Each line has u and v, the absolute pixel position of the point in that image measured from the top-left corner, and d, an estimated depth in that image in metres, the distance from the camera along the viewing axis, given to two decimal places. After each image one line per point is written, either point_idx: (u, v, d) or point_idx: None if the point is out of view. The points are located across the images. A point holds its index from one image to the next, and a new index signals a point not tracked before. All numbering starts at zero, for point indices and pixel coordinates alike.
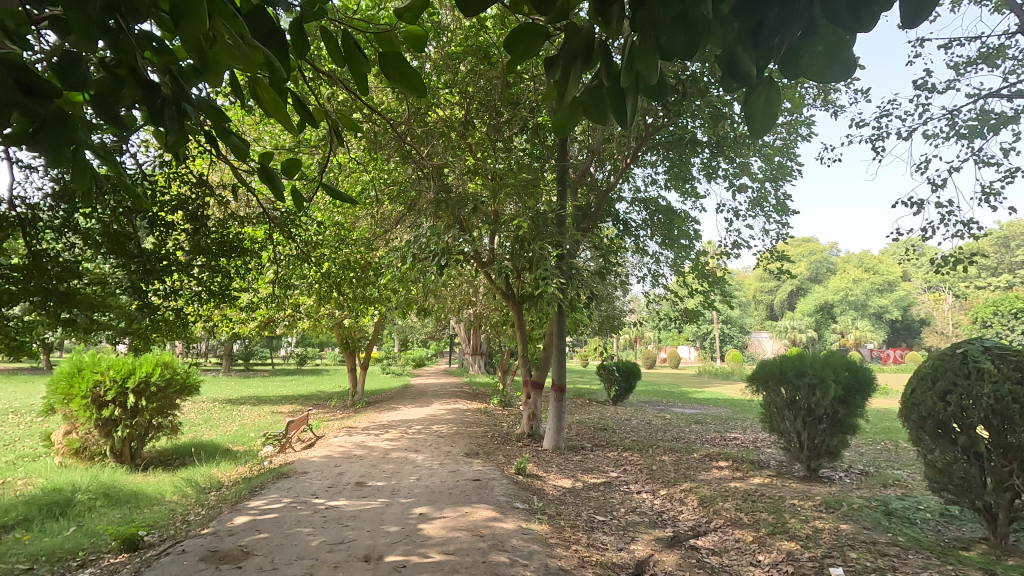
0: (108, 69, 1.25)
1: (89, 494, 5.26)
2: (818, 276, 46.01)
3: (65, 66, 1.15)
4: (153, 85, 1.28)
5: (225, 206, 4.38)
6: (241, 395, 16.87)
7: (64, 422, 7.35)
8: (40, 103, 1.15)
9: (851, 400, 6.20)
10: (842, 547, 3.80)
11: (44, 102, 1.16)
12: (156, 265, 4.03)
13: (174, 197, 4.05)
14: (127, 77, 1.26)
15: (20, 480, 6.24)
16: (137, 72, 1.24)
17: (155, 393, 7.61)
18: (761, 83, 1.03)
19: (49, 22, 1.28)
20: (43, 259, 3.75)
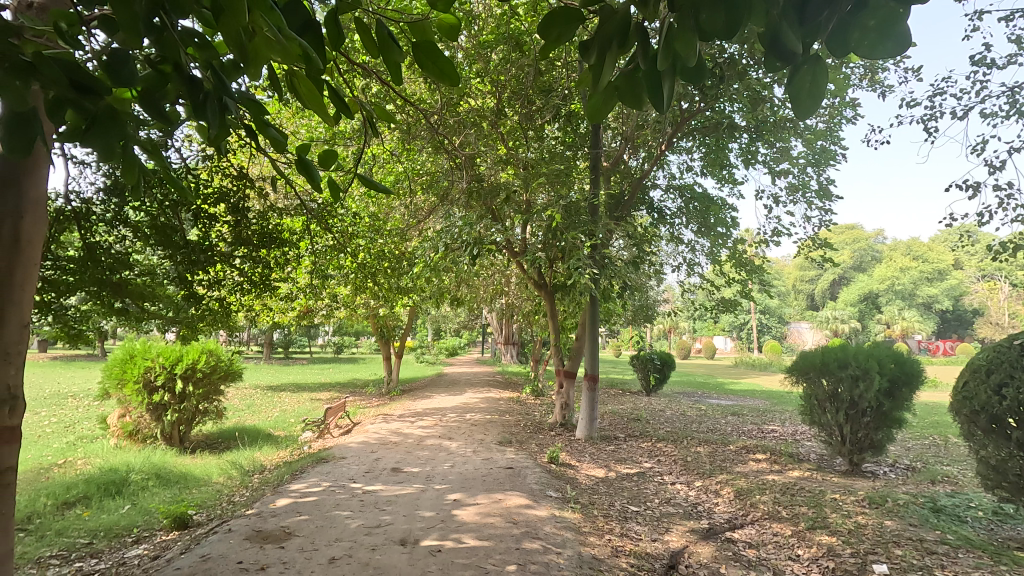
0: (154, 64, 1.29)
1: (142, 474, 5.53)
2: (863, 265, 44.28)
3: (115, 63, 1.20)
4: (197, 80, 1.32)
5: (266, 198, 4.47)
6: (281, 382, 17.41)
7: (119, 406, 7.74)
8: (91, 100, 1.21)
9: (897, 393, 5.96)
10: (887, 544, 3.68)
11: (95, 99, 1.22)
12: (200, 257, 4.17)
13: (216, 190, 4.17)
14: (172, 74, 1.30)
15: (80, 460, 6.61)
16: (181, 68, 1.29)
17: (201, 379, 7.92)
18: (807, 61, 0.99)
19: (99, 22, 1.33)
20: (97, 251, 3.98)
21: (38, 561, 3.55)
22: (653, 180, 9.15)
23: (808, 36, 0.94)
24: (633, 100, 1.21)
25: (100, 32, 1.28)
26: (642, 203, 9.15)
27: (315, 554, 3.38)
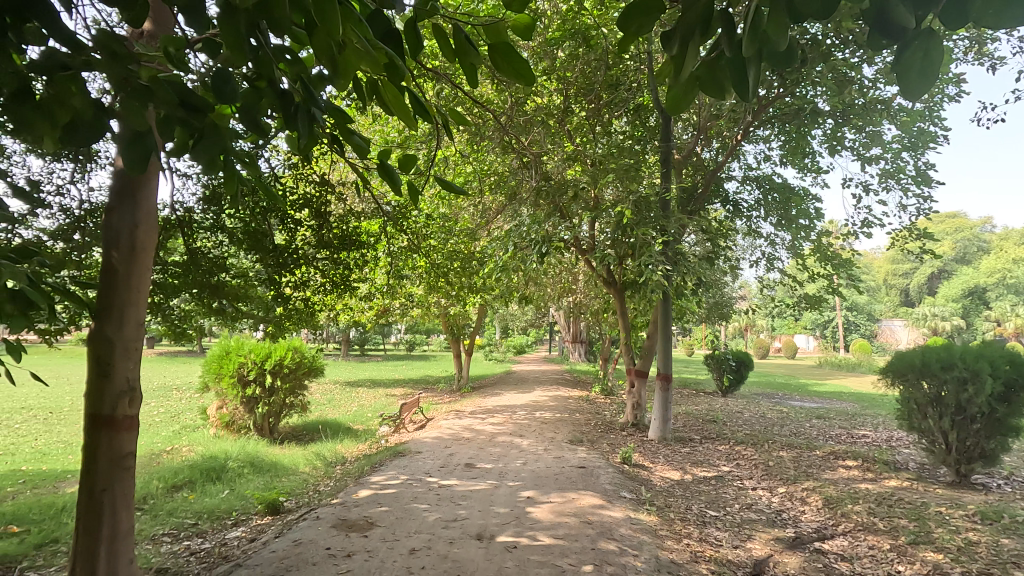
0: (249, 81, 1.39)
1: (238, 461, 5.97)
2: (968, 256, 40.31)
3: (217, 83, 1.29)
4: (287, 93, 1.41)
5: (345, 202, 4.69)
6: (358, 378, 18.23)
7: (217, 398, 8.40)
8: (196, 117, 1.34)
9: (1013, 398, 5.38)
10: (1004, 565, 3.34)
11: (200, 116, 1.35)
12: (287, 260, 4.45)
13: (300, 196, 4.42)
14: (265, 88, 1.40)
15: (185, 447, 7.24)
16: (274, 82, 1.38)
17: (288, 374, 8.44)
18: (918, 37, 0.91)
19: (202, 44, 1.44)
20: (198, 256, 4.34)
21: (153, 537, 3.92)
22: (728, 172, 8.78)
23: (921, 6, 0.87)
24: (716, 91, 1.16)
25: (204, 54, 1.39)
26: (717, 196, 8.80)
27: (396, 544, 3.51)
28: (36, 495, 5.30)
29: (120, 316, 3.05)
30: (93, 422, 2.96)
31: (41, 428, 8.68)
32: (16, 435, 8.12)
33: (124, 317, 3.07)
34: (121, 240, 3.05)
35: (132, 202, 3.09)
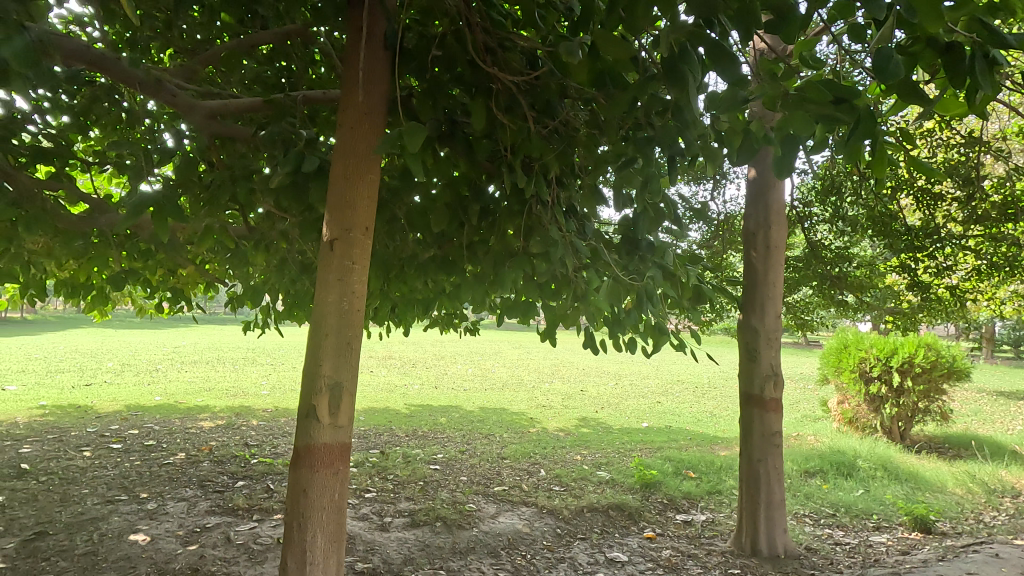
0: (904, 52, 1.29)
1: (870, 462, 5.65)
2: None
3: (878, 63, 1.25)
4: (955, 46, 1.22)
5: (1009, 160, 3.72)
6: (1018, 389, 13.89)
7: (838, 392, 8.27)
8: (847, 108, 1.38)
9: None
10: None
11: (850, 106, 1.38)
12: (925, 242, 3.95)
13: (943, 166, 3.81)
14: (923, 51, 1.26)
15: (810, 436, 7.49)
16: (936, 39, 1.23)
17: (919, 374, 7.36)
18: None
19: (850, 32, 1.44)
20: (819, 249, 4.47)
21: (798, 515, 4.25)
22: None
23: None
24: None
25: (853, 41, 1.41)
26: None
27: None
28: (699, 450, 6.72)
29: (761, 309, 3.54)
30: (747, 400, 3.54)
31: (693, 398, 10.95)
32: (678, 401, 10.57)
33: (766, 309, 3.54)
34: (758, 241, 3.59)
35: (766, 209, 3.58)
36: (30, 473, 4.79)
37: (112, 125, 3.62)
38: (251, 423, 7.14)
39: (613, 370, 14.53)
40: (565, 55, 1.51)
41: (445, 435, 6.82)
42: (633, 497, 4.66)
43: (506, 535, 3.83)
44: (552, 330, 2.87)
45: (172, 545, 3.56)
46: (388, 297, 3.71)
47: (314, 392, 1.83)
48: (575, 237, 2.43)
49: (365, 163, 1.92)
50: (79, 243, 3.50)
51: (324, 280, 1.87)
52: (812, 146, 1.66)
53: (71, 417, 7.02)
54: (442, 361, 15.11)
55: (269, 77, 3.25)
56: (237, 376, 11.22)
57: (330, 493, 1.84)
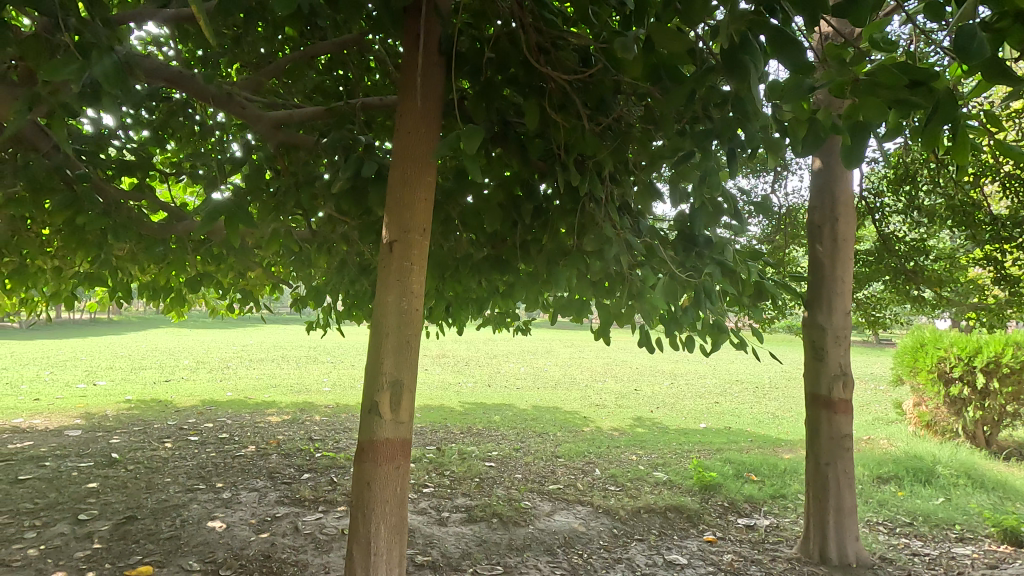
0: (989, 30, 1.20)
1: (951, 469, 5.29)
2: None
3: (960, 43, 1.17)
4: None
5: None
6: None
7: (914, 394, 7.79)
8: (924, 92, 1.30)
9: None
10: None
11: (928, 90, 1.30)
12: (1013, 232, 3.68)
13: None
14: (1012, 28, 1.17)
15: (883, 439, 7.08)
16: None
17: (1008, 375, 6.81)
18: None
19: (926, 11, 1.36)
20: (891, 241, 4.23)
21: (870, 523, 4.03)
22: None
23: None
24: None
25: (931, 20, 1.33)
26: None
27: None
28: (761, 453, 6.49)
29: (828, 306, 3.38)
30: (813, 401, 3.39)
31: (754, 398, 10.58)
32: (738, 401, 10.23)
33: (833, 306, 3.37)
34: (824, 234, 3.43)
35: (832, 201, 3.42)
36: (120, 462, 5.20)
37: (187, 138, 3.87)
38: (314, 418, 7.46)
39: (669, 370, 14.22)
40: (620, 50, 1.48)
41: (500, 432, 6.89)
42: (692, 499, 4.56)
43: (562, 533, 3.84)
44: (606, 328, 2.84)
45: (245, 533, 3.78)
46: (443, 297, 3.79)
47: (376, 388, 1.90)
48: (630, 234, 2.40)
49: (422, 166, 1.97)
50: (159, 249, 3.76)
51: (385, 280, 1.93)
52: (884, 133, 1.58)
53: (153, 410, 7.55)
54: (495, 360, 15.25)
55: (328, 86, 3.39)
56: (300, 374, 11.74)
57: (392, 485, 1.91)
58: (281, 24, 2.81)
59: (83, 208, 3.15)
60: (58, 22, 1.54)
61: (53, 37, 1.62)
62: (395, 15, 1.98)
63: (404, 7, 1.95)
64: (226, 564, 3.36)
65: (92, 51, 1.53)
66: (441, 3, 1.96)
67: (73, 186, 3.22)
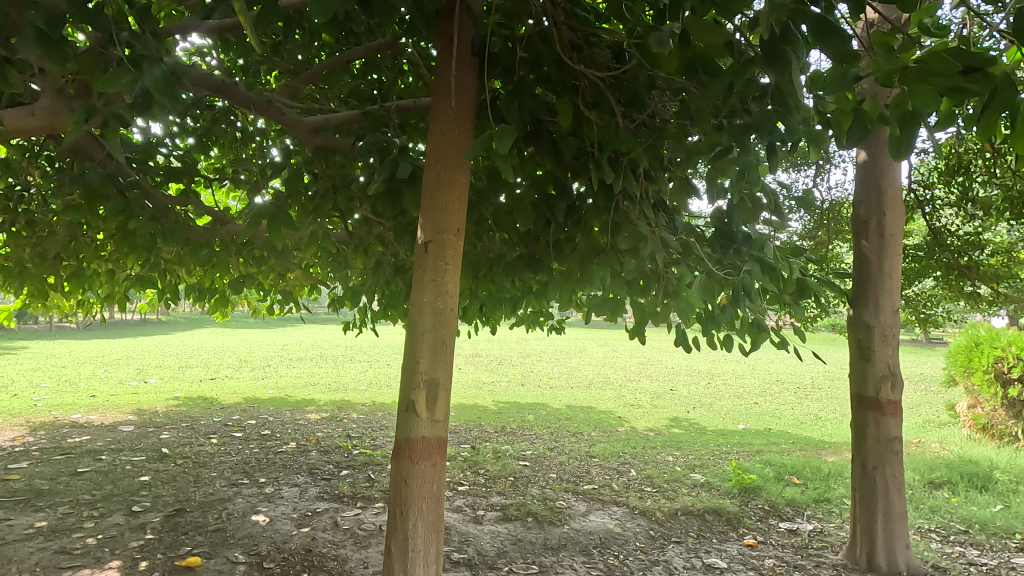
0: None
1: (1010, 475, 5.02)
2: None
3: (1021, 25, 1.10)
4: None
5: None
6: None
7: (968, 395, 7.45)
8: (980, 79, 1.23)
9: None
10: None
11: (984, 76, 1.23)
12: None
13: None
14: None
15: (934, 443, 6.77)
16: None
17: None
18: None
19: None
20: (943, 236, 4.04)
21: (921, 530, 3.86)
22: None
23: None
24: None
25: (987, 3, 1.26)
26: None
27: None
28: (804, 455, 6.29)
29: (875, 304, 3.25)
30: (859, 402, 3.27)
31: (796, 399, 10.26)
32: (779, 402, 9.94)
33: (880, 304, 3.24)
34: (870, 230, 3.30)
35: (879, 195, 3.29)
36: (169, 456, 5.42)
37: (230, 145, 4.00)
38: (351, 416, 7.62)
39: (705, 369, 13.94)
40: (656, 45, 1.44)
41: (534, 432, 6.88)
42: (731, 502, 4.46)
43: (598, 534, 3.81)
44: (641, 327, 2.79)
45: (287, 527, 3.89)
46: (476, 296, 3.80)
47: (413, 387, 1.92)
48: (665, 232, 2.36)
49: (456, 166, 1.99)
50: (205, 252, 3.90)
51: (420, 280, 1.96)
52: (936, 123, 1.50)
53: (199, 407, 7.85)
54: (528, 359, 15.25)
55: (363, 90, 3.45)
56: (338, 372, 12.01)
57: (429, 483, 1.93)
58: (318, 31, 2.88)
59: (134, 213, 3.29)
60: (112, 36, 1.61)
61: (107, 51, 1.70)
62: (428, 18, 1.99)
63: (437, 10, 1.96)
64: (270, 556, 3.46)
65: (143, 62, 1.59)
66: (473, 5, 1.97)
67: (125, 193, 3.37)
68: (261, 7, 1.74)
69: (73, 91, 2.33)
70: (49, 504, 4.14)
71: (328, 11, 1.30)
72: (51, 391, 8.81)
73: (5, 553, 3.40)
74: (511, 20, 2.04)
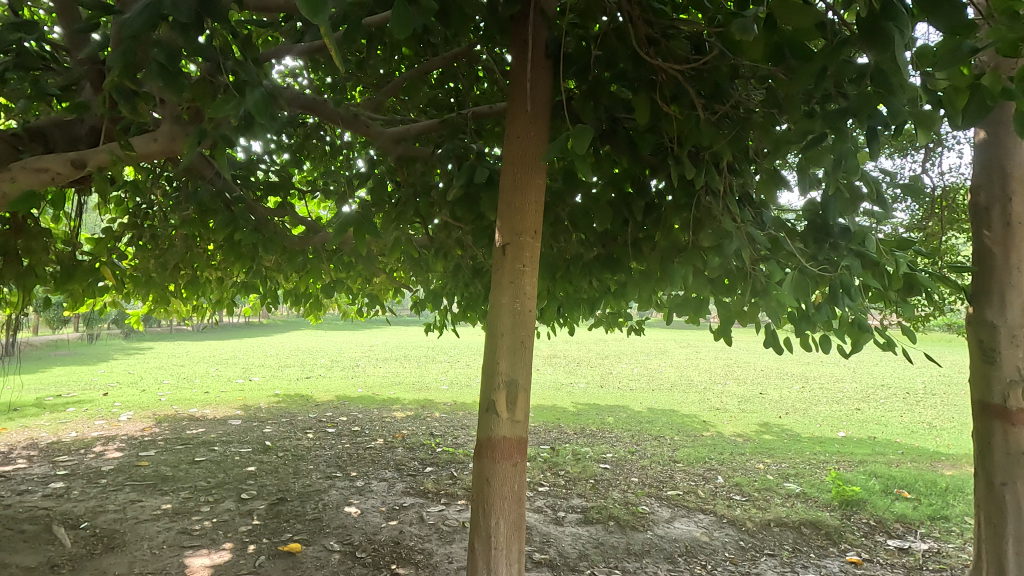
0: None
1: None
2: None
3: None
4: None
5: None
6: None
7: None
8: None
9: None
10: None
11: None
12: None
13: None
14: None
15: None
16: None
17: None
18: None
19: None
20: None
21: None
22: None
23: None
24: None
25: None
26: None
27: None
28: (915, 468, 5.74)
29: (1001, 301, 2.90)
30: (983, 410, 2.93)
31: (905, 405, 9.38)
32: (884, 408, 9.14)
33: (1006, 300, 2.89)
34: (992, 218, 2.96)
35: (1003, 178, 2.94)
36: (272, 449, 5.86)
37: (320, 158, 4.27)
38: (434, 415, 7.87)
39: (799, 372, 13.06)
40: (738, 33, 1.35)
41: (614, 434, 6.77)
42: (831, 515, 4.16)
43: (683, 542, 3.69)
44: (726, 327, 2.66)
45: (377, 519, 4.08)
46: (554, 297, 3.80)
47: (493, 388, 1.95)
48: (752, 227, 2.24)
49: (533, 169, 2.00)
50: (300, 259, 4.19)
51: (498, 282, 1.99)
52: None
53: (297, 404, 8.43)
54: (607, 361, 15.04)
55: (441, 99, 3.55)
56: (421, 372, 12.48)
57: (511, 483, 1.96)
58: (398, 45, 3.00)
59: (239, 225, 3.60)
60: (219, 65, 1.77)
61: (216, 79, 1.87)
62: (502, 24, 2.01)
63: (511, 15, 1.98)
64: (362, 546, 3.66)
65: (247, 87, 1.73)
66: (547, 7, 1.97)
67: (231, 207, 3.70)
68: (346, 27, 1.83)
69: (188, 118, 2.58)
70: (173, 488, 4.62)
71: (408, 26, 1.34)
72: (173, 387, 9.84)
73: (138, 531, 3.83)
74: (585, 19, 2.03)
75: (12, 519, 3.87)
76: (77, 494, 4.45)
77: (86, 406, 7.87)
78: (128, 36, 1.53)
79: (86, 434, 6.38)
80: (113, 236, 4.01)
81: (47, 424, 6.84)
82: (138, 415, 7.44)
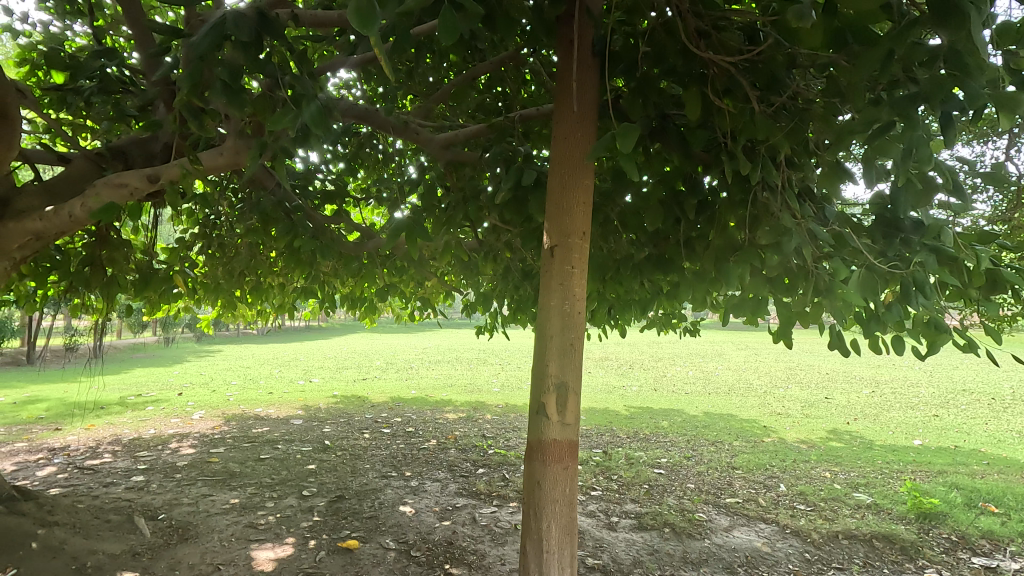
0: None
1: None
2: None
3: None
4: None
5: None
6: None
7: None
8: None
9: None
10: None
11: None
12: None
13: None
14: None
15: None
16: None
17: None
18: None
19: None
20: None
21: None
22: None
23: None
24: None
25: None
26: None
27: None
28: (1003, 480, 5.30)
29: None
30: None
31: (989, 412, 8.68)
32: (964, 414, 8.50)
33: None
34: None
35: None
36: (331, 448, 6.07)
37: (373, 166, 4.40)
38: (485, 417, 7.93)
39: (868, 376, 12.33)
40: (795, 20, 1.29)
41: (668, 439, 6.61)
42: (906, 529, 3.90)
43: (743, 552, 3.56)
44: (787, 329, 2.52)
45: (431, 519, 4.15)
46: (605, 299, 3.75)
47: (543, 390, 1.94)
48: (813, 223, 2.13)
49: (580, 169, 1.99)
50: (355, 265, 4.32)
51: (547, 283, 1.98)
52: None
53: (354, 405, 8.68)
54: (660, 363, 14.69)
55: (489, 103, 3.59)
56: (472, 374, 12.61)
57: (563, 485, 1.95)
58: (446, 53, 3.05)
59: (298, 232, 3.77)
60: (278, 81, 1.86)
61: (274, 94, 1.96)
62: (548, 26, 2.02)
63: (557, 16, 1.98)
64: (417, 546, 3.72)
65: (303, 100, 1.79)
66: (593, 5, 1.96)
67: (291, 216, 3.87)
68: (395, 37, 1.88)
69: (250, 132, 2.73)
70: (240, 484, 4.86)
71: (454, 33, 1.36)
72: (239, 387, 10.36)
73: (209, 523, 4.05)
74: (632, 15, 2.00)
75: (100, 508, 4.18)
76: (155, 488, 4.76)
77: (162, 405, 8.40)
78: (195, 56, 1.63)
79: (163, 431, 6.81)
80: (185, 245, 4.27)
81: (128, 421, 7.35)
82: (209, 413, 7.88)
